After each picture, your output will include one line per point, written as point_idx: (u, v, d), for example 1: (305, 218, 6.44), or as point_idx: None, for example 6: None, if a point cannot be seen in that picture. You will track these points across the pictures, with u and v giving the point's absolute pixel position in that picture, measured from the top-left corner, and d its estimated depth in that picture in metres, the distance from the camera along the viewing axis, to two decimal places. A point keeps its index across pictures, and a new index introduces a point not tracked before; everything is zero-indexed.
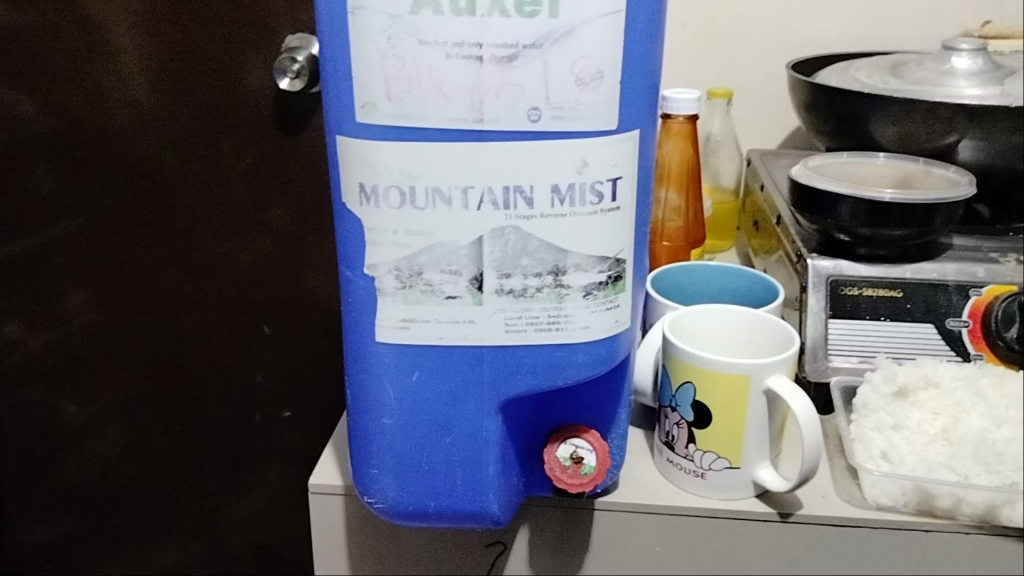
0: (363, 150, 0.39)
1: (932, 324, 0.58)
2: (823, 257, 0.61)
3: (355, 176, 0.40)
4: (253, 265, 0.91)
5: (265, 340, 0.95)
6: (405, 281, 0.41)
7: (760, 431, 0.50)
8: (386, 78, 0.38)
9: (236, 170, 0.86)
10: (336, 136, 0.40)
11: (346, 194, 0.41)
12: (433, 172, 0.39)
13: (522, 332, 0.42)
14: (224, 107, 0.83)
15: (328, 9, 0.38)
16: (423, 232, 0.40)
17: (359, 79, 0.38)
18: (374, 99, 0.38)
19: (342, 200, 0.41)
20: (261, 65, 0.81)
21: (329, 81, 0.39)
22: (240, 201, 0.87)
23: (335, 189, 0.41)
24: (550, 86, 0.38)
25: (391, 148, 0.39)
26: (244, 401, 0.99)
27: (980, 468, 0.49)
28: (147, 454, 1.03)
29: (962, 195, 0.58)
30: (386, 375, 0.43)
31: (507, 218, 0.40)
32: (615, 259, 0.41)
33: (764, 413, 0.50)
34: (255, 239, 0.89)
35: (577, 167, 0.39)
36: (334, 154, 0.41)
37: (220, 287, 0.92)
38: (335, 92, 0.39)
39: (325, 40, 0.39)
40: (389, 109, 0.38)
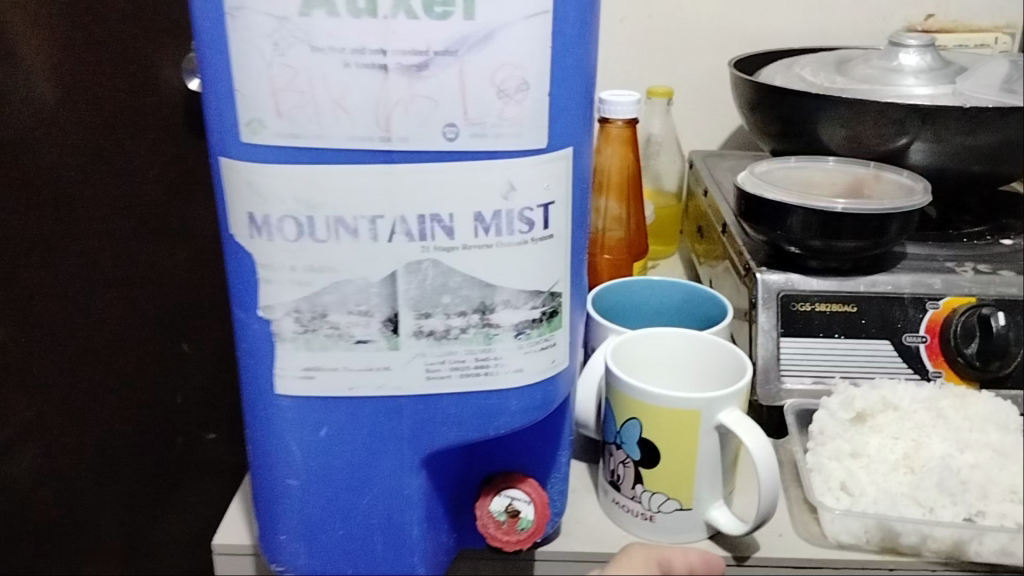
0: (249, 174, 0.34)
1: (888, 341, 0.55)
2: (773, 270, 0.57)
3: (243, 205, 0.34)
4: (169, 278, 0.84)
5: (184, 359, 0.88)
6: (307, 324, 0.36)
7: (712, 470, 0.46)
8: (273, 91, 0.32)
9: (147, 178, 0.79)
10: (219, 157, 0.35)
11: (233, 225, 0.35)
12: (335, 200, 0.34)
13: (446, 379, 0.37)
14: (131, 110, 0.76)
15: (204, 7, 0.32)
16: (325, 268, 0.35)
17: (242, 91, 0.33)
18: (261, 116, 0.33)
19: (229, 232, 0.36)
20: (174, 64, 0.76)
21: (209, 94, 0.34)
22: (152, 210, 0.80)
23: (221, 217, 0.36)
24: (467, 98, 0.33)
25: (282, 172, 0.33)
26: (159, 432, 0.90)
27: (946, 500, 0.47)
28: (30, 518, 0.87)
29: (919, 203, 0.54)
30: (289, 431, 0.38)
31: (423, 251, 0.34)
32: (550, 292, 0.36)
33: (716, 450, 0.45)
34: (173, 250, 0.82)
35: (503, 192, 0.34)
36: (218, 177, 0.35)
37: (130, 310, 0.83)
38: (217, 107, 0.33)
39: (203, 47, 0.33)
40: (280, 127, 0.33)
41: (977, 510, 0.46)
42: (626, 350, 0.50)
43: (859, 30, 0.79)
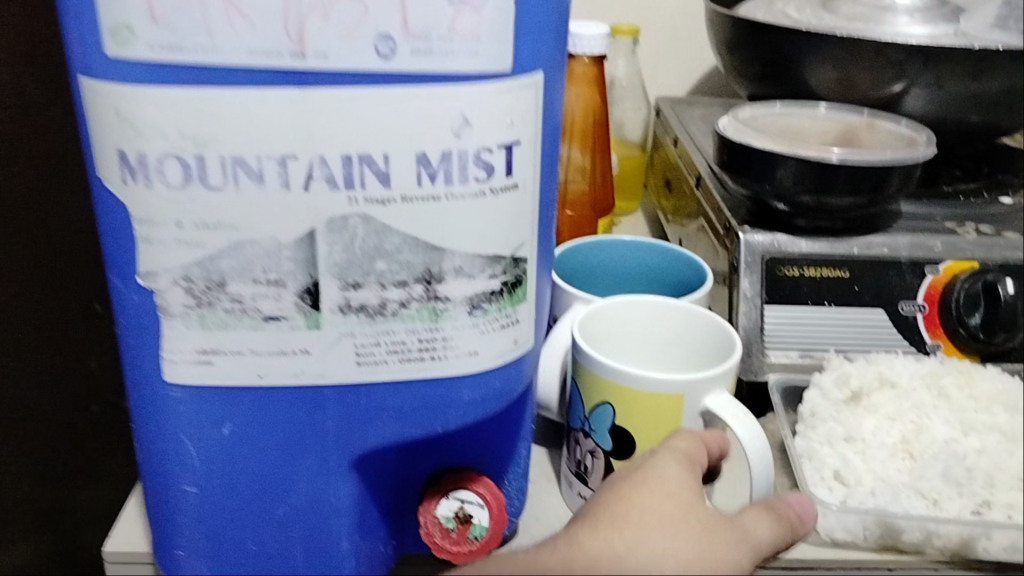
0: (119, 101, 0.26)
1: (884, 310, 0.49)
2: (758, 230, 0.51)
3: (113, 139, 0.27)
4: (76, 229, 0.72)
5: (96, 321, 0.77)
6: (201, 297, 0.28)
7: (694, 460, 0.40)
8: None
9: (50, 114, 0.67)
10: (80, 77, 0.27)
11: (101, 166, 0.28)
12: (232, 135, 0.26)
13: (381, 365, 0.30)
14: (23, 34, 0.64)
15: None
16: (221, 224, 0.27)
17: None
18: (132, 22, 0.25)
19: (97, 175, 0.28)
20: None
21: None
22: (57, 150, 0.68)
23: (87, 156, 0.28)
24: (405, 3, 0.25)
25: (160, 98, 0.26)
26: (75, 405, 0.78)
27: (951, 491, 0.41)
28: None
29: (923, 155, 0.48)
30: (183, 429, 0.31)
31: (349, 203, 0.27)
32: (512, 258, 0.30)
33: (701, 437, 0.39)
34: (78, 198, 0.72)
35: (455, 128, 0.27)
36: (80, 103, 0.27)
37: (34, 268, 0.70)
38: (73, 8, 0.26)
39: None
40: (155, 37, 0.25)
41: (983, 501, 0.40)
42: (598, 325, 0.44)
43: None
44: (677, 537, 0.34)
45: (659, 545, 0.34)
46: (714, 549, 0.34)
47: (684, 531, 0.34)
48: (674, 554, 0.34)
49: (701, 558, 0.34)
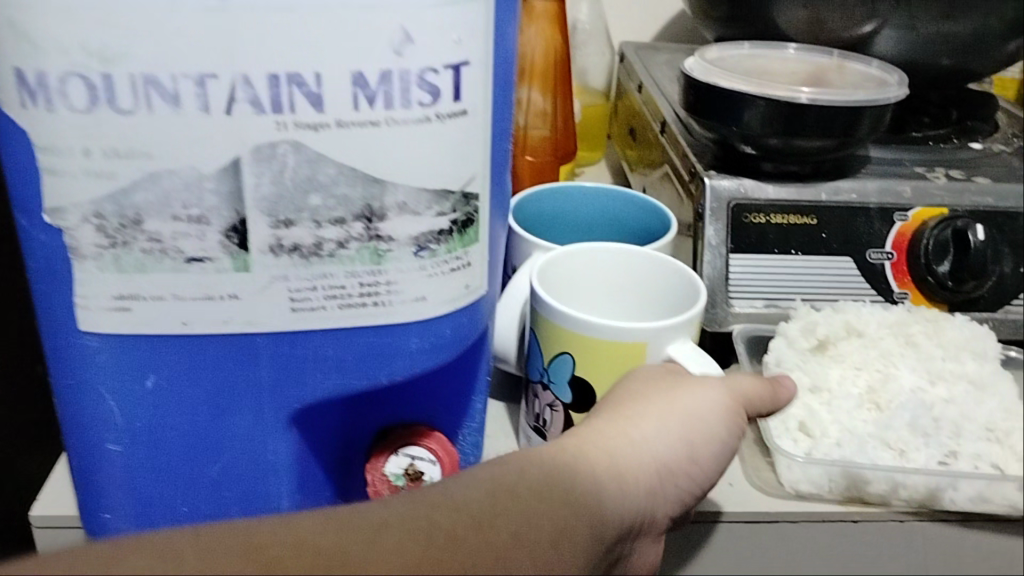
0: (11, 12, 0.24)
1: (851, 257, 0.48)
2: (723, 175, 0.48)
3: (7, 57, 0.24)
4: None
5: None
6: (114, 235, 0.27)
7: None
8: None
9: None
10: None
11: None
12: (144, 52, 0.24)
13: (319, 311, 0.28)
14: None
15: None
16: (134, 153, 0.25)
17: None
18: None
19: None
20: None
21: None
22: None
23: None
24: None
25: (60, 9, 0.24)
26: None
27: (919, 442, 0.41)
28: None
29: (894, 96, 0.46)
30: (105, 384, 0.29)
31: (279, 129, 0.26)
32: (461, 193, 0.28)
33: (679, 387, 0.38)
34: None
35: (397, 45, 0.25)
36: None
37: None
38: None
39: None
40: None
41: (951, 451, 0.40)
42: (561, 275, 0.42)
43: None
44: (660, 400, 0.34)
45: (646, 413, 0.33)
46: (697, 404, 0.34)
47: (664, 397, 0.34)
48: (660, 413, 0.33)
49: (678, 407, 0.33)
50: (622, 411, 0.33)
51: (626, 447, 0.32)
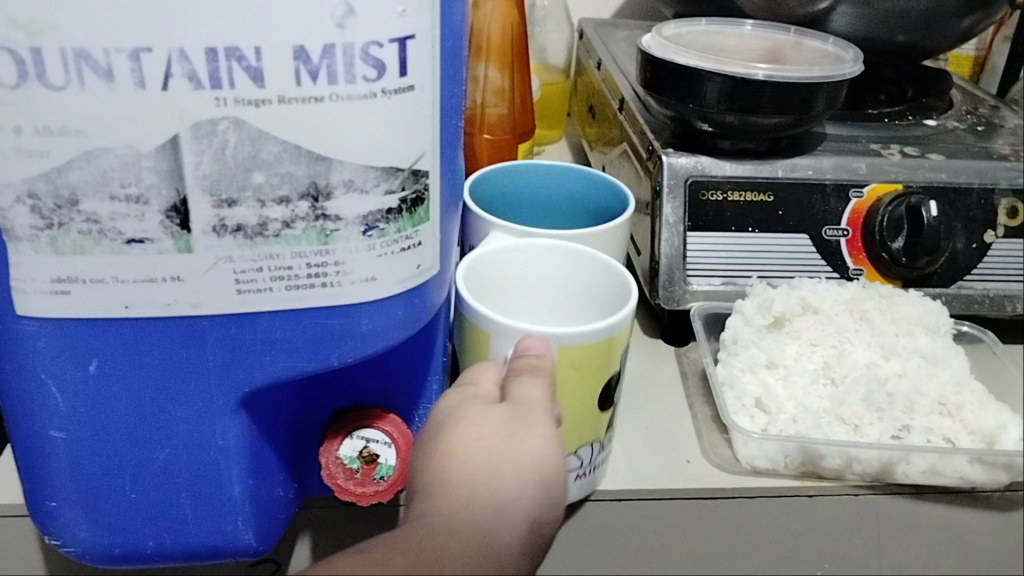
0: None
1: (807, 234, 0.48)
2: (681, 152, 0.48)
3: None
4: None
5: None
6: (49, 216, 0.26)
7: (575, 422, 0.37)
8: None
9: None
10: None
11: None
12: (73, 24, 0.23)
13: (266, 291, 0.28)
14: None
15: None
16: (67, 131, 0.25)
17: None
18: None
19: None
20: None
21: None
22: None
23: None
24: None
25: None
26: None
27: (872, 415, 0.42)
28: None
29: (849, 72, 0.46)
30: (45, 368, 0.29)
31: (218, 106, 0.25)
32: (410, 170, 0.28)
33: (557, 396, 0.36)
34: None
35: (339, 17, 0.25)
36: None
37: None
38: None
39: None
40: None
41: (902, 426, 0.42)
42: (513, 272, 0.42)
43: None
44: (490, 461, 0.32)
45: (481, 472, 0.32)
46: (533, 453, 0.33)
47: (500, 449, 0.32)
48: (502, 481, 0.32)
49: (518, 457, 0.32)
50: (457, 476, 0.32)
51: (489, 538, 0.31)
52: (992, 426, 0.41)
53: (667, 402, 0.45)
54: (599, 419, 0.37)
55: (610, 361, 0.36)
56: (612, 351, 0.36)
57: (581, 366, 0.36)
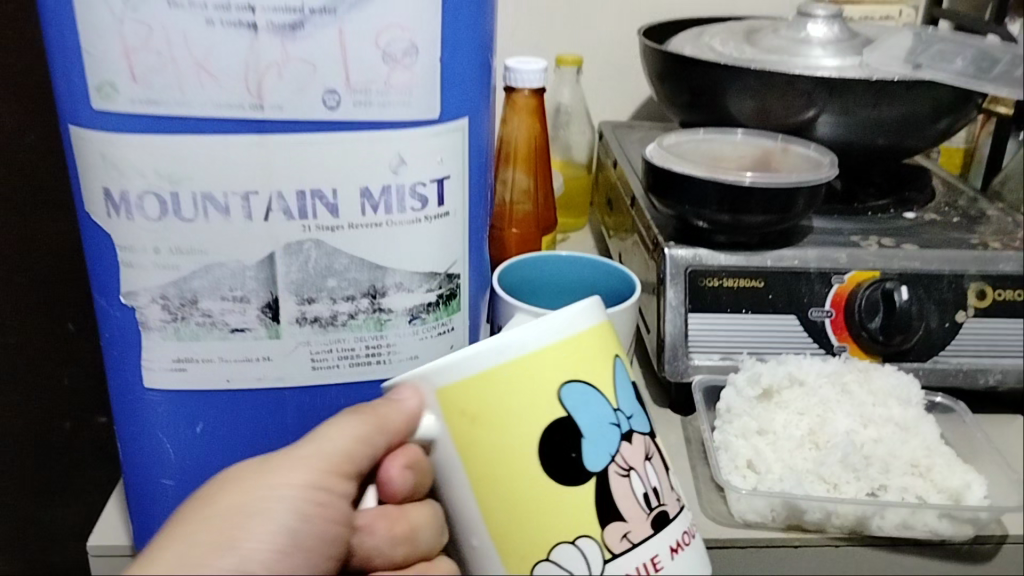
0: (104, 148, 0.35)
1: (796, 316, 0.55)
2: (681, 245, 0.56)
3: (100, 180, 0.35)
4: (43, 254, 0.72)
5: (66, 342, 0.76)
6: (176, 312, 0.37)
7: (533, 498, 0.35)
8: (127, 53, 0.33)
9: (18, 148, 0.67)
10: (69, 126, 0.35)
11: (90, 204, 0.36)
12: (199, 176, 0.35)
13: (334, 366, 0.39)
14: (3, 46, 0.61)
15: None
16: (194, 251, 0.36)
17: (91, 53, 0.33)
18: (113, 80, 0.33)
19: (86, 210, 0.36)
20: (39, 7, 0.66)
21: (56, 60, 0.34)
22: None
23: (77, 196, 0.37)
24: (350, 68, 0.34)
25: (142, 144, 0.34)
26: (37, 426, 0.71)
27: (849, 475, 0.47)
28: None
29: (825, 176, 0.54)
30: (162, 428, 0.40)
31: (305, 231, 0.36)
32: (445, 275, 0.39)
33: (494, 463, 0.35)
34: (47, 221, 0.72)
35: (394, 166, 0.36)
36: (70, 148, 0.36)
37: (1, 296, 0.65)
38: (67, 75, 0.34)
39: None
40: (134, 92, 0.34)
41: (879, 485, 0.47)
42: None
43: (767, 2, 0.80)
44: (226, 492, 0.38)
45: (221, 492, 0.38)
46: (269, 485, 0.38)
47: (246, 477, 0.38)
48: (220, 499, 0.38)
49: (255, 488, 0.38)
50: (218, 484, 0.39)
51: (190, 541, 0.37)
52: (957, 484, 0.47)
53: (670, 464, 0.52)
54: (579, 498, 0.36)
55: (540, 407, 0.35)
56: (534, 390, 0.35)
57: (480, 414, 0.35)
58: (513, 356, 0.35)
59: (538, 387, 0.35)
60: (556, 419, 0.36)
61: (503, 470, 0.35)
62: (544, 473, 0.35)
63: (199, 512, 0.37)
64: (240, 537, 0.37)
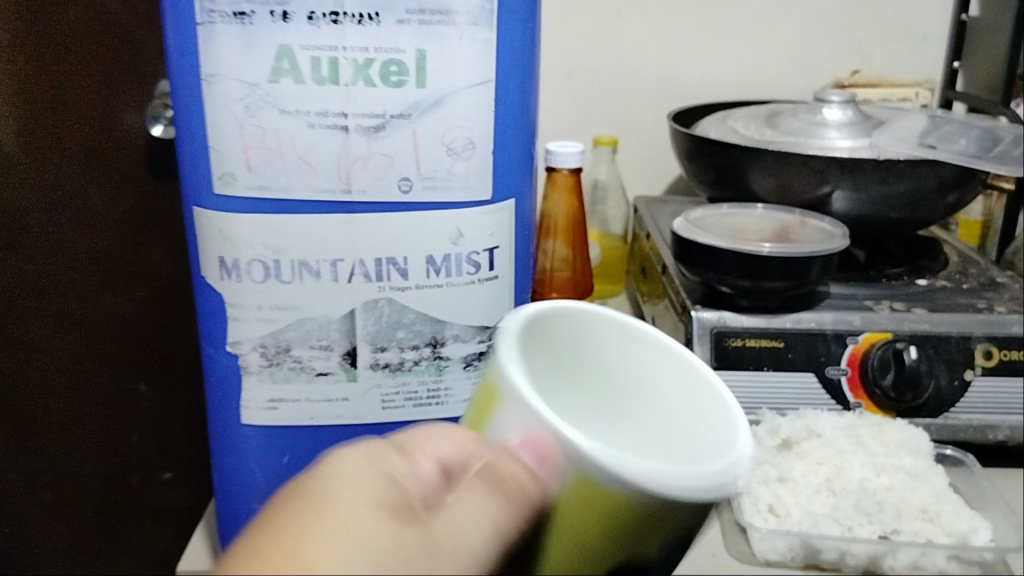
0: (221, 224, 0.45)
1: (813, 373, 0.60)
2: (707, 308, 0.61)
3: (215, 250, 0.45)
4: (126, 321, 0.79)
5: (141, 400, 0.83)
6: (271, 358, 0.47)
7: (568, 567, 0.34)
8: (245, 149, 0.43)
9: (106, 224, 0.75)
10: (193, 208, 0.46)
11: (206, 269, 0.46)
12: (297, 247, 0.45)
13: (398, 406, 0.48)
14: (97, 145, 0.72)
15: (186, 83, 0.43)
16: (289, 307, 0.46)
17: (216, 149, 0.44)
18: (233, 171, 0.44)
19: (203, 275, 0.47)
20: (133, 108, 0.77)
21: (187, 154, 0.45)
22: (116, 253, 0.76)
23: (196, 265, 0.47)
24: (420, 159, 0.44)
25: (252, 220, 0.45)
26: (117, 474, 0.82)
27: (863, 519, 0.51)
28: None
29: (836, 246, 0.60)
30: (254, 457, 0.50)
31: (381, 290, 0.46)
32: (494, 328, 0.48)
33: (573, 540, 0.33)
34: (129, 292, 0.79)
35: (454, 238, 0.46)
36: (191, 225, 0.46)
37: (95, 360, 0.75)
38: (193, 166, 0.45)
39: (182, 115, 0.44)
40: (249, 180, 0.44)
41: (892, 529, 0.51)
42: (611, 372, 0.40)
43: (791, 87, 0.87)
44: (281, 532, 0.27)
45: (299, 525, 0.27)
46: (350, 519, 0.28)
47: (330, 503, 0.28)
48: (285, 538, 0.27)
49: (340, 515, 0.28)
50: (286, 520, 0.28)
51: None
52: (964, 528, 0.51)
53: None
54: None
55: (648, 526, 0.33)
56: (656, 518, 0.33)
57: (590, 504, 0.32)
58: (660, 484, 0.31)
59: (663, 511, 0.32)
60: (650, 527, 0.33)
61: (570, 542, 0.33)
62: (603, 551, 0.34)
63: (269, 543, 0.27)
64: None
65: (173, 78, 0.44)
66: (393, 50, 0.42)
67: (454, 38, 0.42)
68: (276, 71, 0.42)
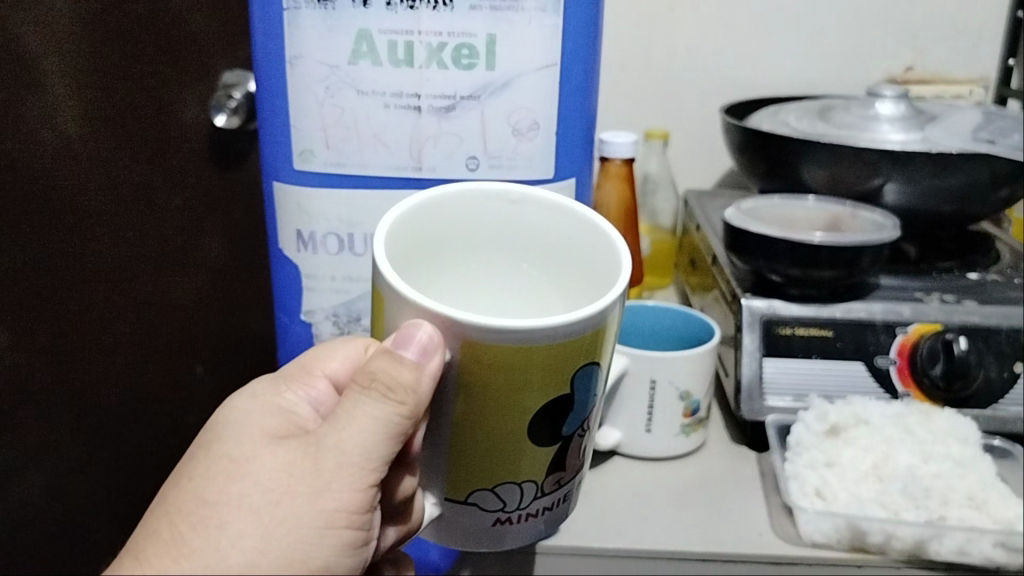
0: (299, 199, 0.50)
1: (863, 363, 0.60)
2: (757, 296, 0.62)
3: (294, 224, 0.51)
4: (189, 302, 0.82)
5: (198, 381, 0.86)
6: (342, 324, 0.52)
7: (503, 450, 0.36)
8: (324, 129, 0.48)
9: (171, 208, 0.77)
10: (273, 182, 0.50)
11: (285, 241, 0.51)
12: (370, 222, 0.49)
13: None
14: (159, 134, 0.74)
15: (271, 66, 0.47)
16: (362, 279, 0.51)
17: (298, 130, 0.48)
18: (312, 149, 0.48)
19: (281, 248, 0.52)
20: (197, 101, 0.75)
21: (269, 136, 0.49)
22: (172, 235, 0.78)
23: (275, 238, 0.52)
24: (488, 137, 0.47)
25: (327, 195, 0.49)
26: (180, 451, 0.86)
27: (909, 504, 0.53)
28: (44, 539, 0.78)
29: (889, 237, 0.60)
30: None
31: None
32: None
33: (503, 405, 0.34)
34: (189, 276, 0.81)
35: None
36: (271, 199, 0.51)
37: (126, 344, 0.78)
38: (274, 146, 0.49)
39: (265, 99, 0.49)
40: (328, 157, 0.48)
41: (939, 515, 0.52)
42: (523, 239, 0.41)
43: (844, 81, 0.87)
44: (197, 473, 0.36)
45: (209, 465, 0.36)
46: (235, 444, 0.37)
47: (235, 439, 0.37)
48: (205, 473, 0.36)
49: (234, 443, 0.37)
50: (200, 466, 0.36)
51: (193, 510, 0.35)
52: (1011, 515, 0.50)
53: (743, 494, 0.59)
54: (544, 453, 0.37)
55: (542, 390, 0.34)
56: (533, 374, 0.33)
57: (493, 369, 0.33)
58: (518, 345, 0.32)
59: (535, 363, 0.33)
60: (567, 395, 0.35)
61: (486, 418, 0.35)
62: (524, 432, 0.35)
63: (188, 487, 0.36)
64: (221, 506, 0.35)
65: (258, 65, 0.48)
66: (464, 34, 0.45)
67: (523, 23, 0.45)
68: (354, 54, 0.46)
